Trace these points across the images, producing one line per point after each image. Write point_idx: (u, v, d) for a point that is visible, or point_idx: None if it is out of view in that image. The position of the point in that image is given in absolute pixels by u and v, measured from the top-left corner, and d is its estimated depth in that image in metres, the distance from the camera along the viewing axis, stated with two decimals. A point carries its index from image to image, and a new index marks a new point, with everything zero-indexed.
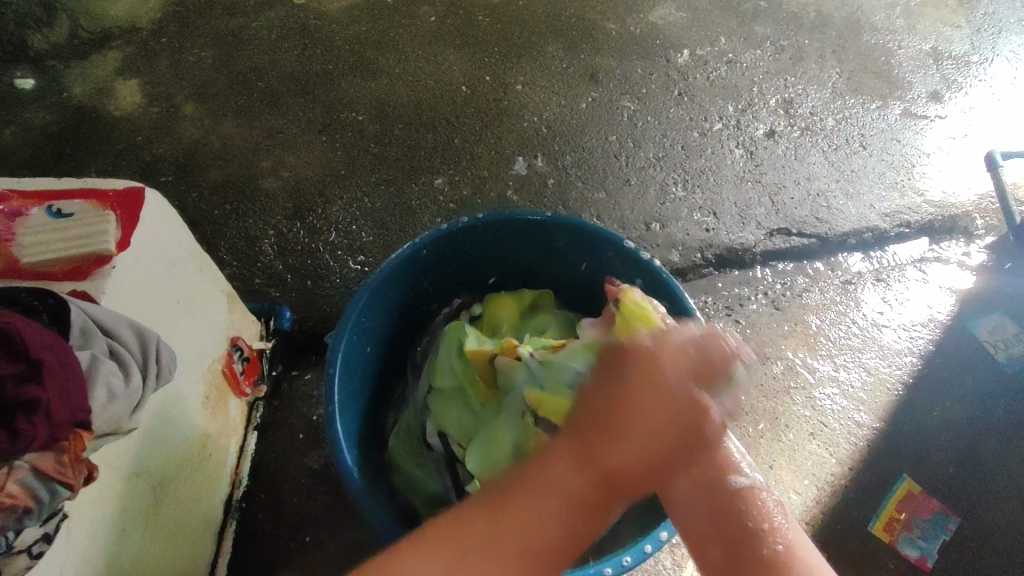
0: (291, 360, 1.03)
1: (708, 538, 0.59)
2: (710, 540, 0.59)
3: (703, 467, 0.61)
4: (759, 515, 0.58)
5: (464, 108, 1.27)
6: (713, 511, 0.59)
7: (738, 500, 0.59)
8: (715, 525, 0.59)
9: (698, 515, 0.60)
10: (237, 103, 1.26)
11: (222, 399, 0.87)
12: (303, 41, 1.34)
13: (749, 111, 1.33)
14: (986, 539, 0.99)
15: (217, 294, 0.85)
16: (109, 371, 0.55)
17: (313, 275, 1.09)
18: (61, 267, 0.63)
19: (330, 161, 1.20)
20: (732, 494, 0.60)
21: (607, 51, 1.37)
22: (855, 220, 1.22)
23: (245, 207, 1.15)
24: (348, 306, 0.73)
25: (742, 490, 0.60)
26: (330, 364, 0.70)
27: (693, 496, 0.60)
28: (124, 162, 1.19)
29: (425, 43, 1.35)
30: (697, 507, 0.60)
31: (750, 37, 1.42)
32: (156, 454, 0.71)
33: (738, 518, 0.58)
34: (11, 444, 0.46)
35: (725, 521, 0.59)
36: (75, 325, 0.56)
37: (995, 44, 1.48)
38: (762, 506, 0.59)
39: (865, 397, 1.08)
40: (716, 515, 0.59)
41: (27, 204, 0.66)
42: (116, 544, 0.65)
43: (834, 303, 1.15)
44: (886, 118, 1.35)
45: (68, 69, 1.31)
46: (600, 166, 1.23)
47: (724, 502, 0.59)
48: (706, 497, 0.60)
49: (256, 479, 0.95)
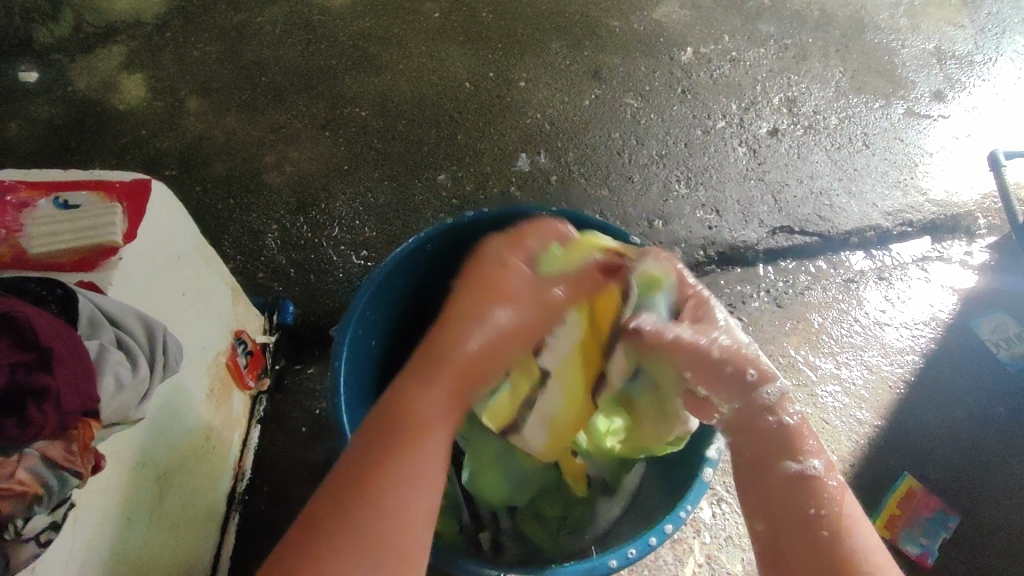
0: (295, 354, 1.04)
1: (759, 513, 0.56)
2: (761, 518, 0.56)
3: (763, 448, 0.58)
4: (814, 500, 0.54)
5: (467, 104, 1.27)
6: (766, 492, 0.56)
7: (799, 486, 0.55)
8: (770, 506, 0.55)
9: (755, 495, 0.57)
10: (241, 98, 1.26)
11: (226, 391, 0.87)
12: (307, 36, 1.34)
13: (752, 109, 1.33)
14: (987, 536, 0.99)
15: (222, 287, 0.85)
16: (117, 361, 0.55)
17: (316, 270, 1.09)
18: (69, 258, 0.63)
19: (333, 156, 1.20)
20: (786, 478, 0.56)
21: (611, 48, 1.37)
22: (858, 218, 1.22)
23: (248, 201, 1.15)
24: (353, 300, 0.73)
25: (796, 474, 0.55)
26: (336, 357, 0.71)
27: (750, 473, 0.58)
28: (128, 156, 1.19)
29: (428, 39, 1.35)
30: (752, 485, 0.58)
31: (753, 36, 1.42)
32: (161, 445, 0.71)
33: (792, 500, 0.55)
34: (20, 430, 0.47)
35: (777, 503, 0.55)
36: (82, 315, 0.56)
37: (999, 44, 1.48)
38: (821, 494, 0.54)
39: (866, 394, 1.08)
40: (770, 495, 0.56)
41: (33, 195, 0.66)
42: (121, 534, 0.65)
43: (836, 301, 1.15)
44: (889, 118, 1.35)
45: (72, 63, 1.31)
46: (603, 163, 1.23)
47: (779, 486, 0.56)
48: (762, 478, 0.57)
49: (259, 473, 0.95)
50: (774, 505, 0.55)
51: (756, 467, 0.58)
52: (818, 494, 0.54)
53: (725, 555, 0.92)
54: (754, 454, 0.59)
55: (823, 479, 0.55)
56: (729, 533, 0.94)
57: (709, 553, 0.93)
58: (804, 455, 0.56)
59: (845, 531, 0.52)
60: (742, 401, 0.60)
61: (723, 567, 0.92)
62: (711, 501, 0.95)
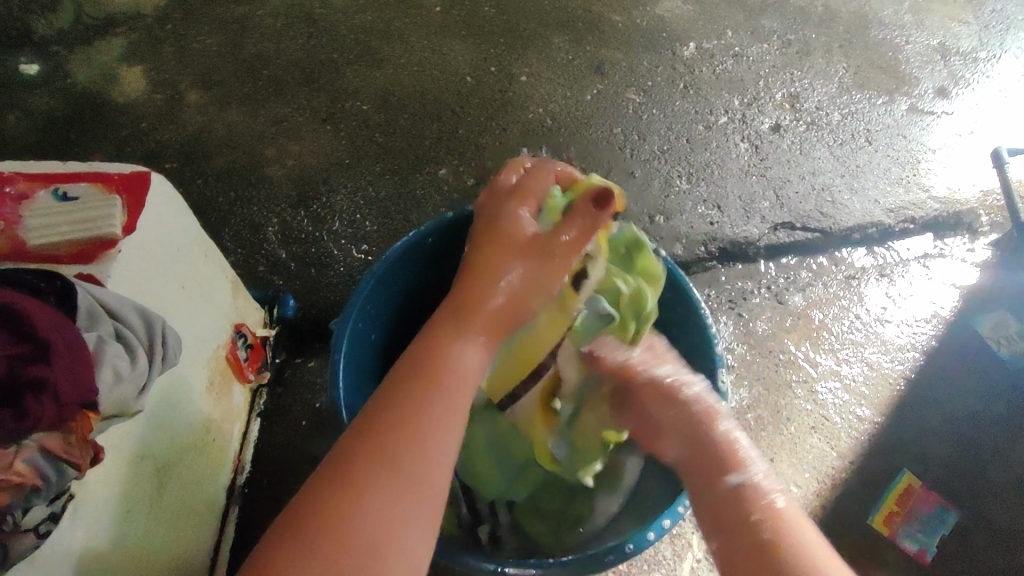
0: (295, 348, 1.04)
1: (712, 532, 0.56)
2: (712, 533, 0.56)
3: (710, 466, 0.60)
4: (762, 516, 0.54)
5: (469, 98, 1.27)
6: (711, 504, 0.57)
7: (743, 496, 0.56)
8: (715, 518, 0.56)
9: (706, 526, 0.57)
10: (242, 91, 1.26)
11: (226, 384, 0.87)
12: (308, 29, 1.34)
13: (755, 104, 1.32)
14: (986, 533, 0.99)
15: (222, 280, 0.85)
16: (116, 353, 0.55)
17: (316, 263, 1.09)
18: (68, 250, 0.63)
19: (334, 150, 1.20)
20: (727, 495, 0.57)
21: (613, 43, 1.36)
22: (860, 214, 1.22)
23: (249, 194, 1.15)
24: (354, 293, 0.73)
25: (739, 484, 0.57)
26: (335, 350, 0.71)
27: (700, 492, 0.59)
28: (128, 149, 1.19)
29: (430, 33, 1.34)
30: (703, 509, 0.58)
31: (757, 31, 1.42)
32: (161, 437, 0.71)
33: (739, 510, 0.55)
34: (19, 423, 0.47)
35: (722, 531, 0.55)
36: (81, 307, 0.56)
37: (1004, 41, 1.47)
38: (765, 506, 0.55)
39: (866, 391, 1.08)
40: (713, 518, 0.56)
41: (33, 186, 0.66)
42: (121, 526, 0.65)
43: (837, 297, 1.15)
44: (892, 114, 1.34)
45: (73, 55, 1.31)
46: (604, 159, 1.23)
47: (722, 501, 0.57)
48: (711, 496, 0.58)
49: (259, 466, 0.95)
50: (723, 521, 0.56)
51: (706, 492, 0.58)
52: (756, 499, 0.56)
53: None
54: (705, 471, 0.60)
55: (763, 491, 0.56)
56: None
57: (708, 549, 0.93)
58: (741, 468, 0.58)
59: (809, 545, 0.52)
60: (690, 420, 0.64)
61: None
62: None
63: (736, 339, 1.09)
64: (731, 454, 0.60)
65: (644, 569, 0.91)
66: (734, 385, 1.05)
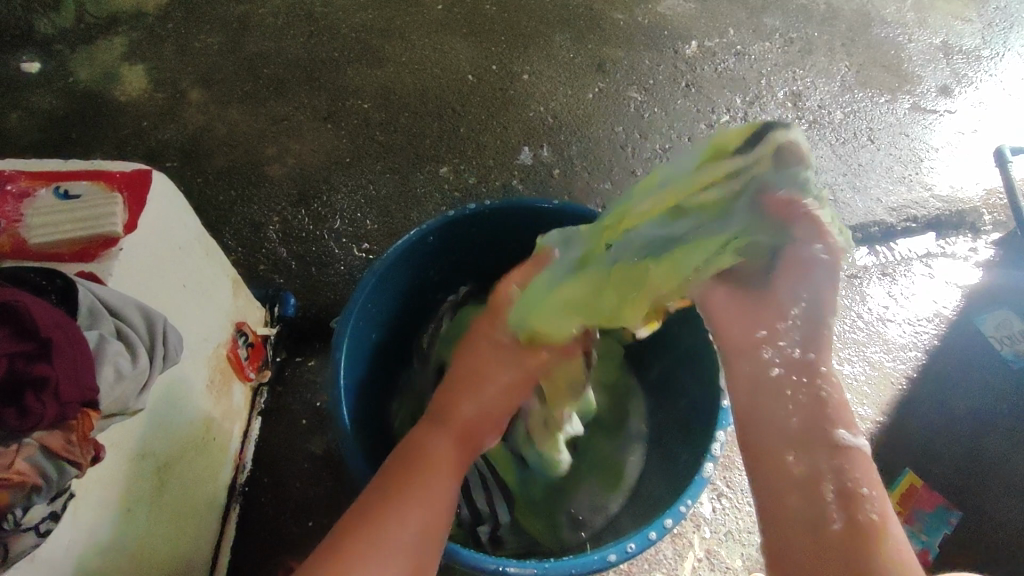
0: (296, 347, 1.03)
1: (790, 490, 0.54)
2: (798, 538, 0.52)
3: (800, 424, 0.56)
4: (866, 482, 0.53)
5: (470, 97, 1.27)
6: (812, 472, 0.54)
7: (846, 461, 0.54)
8: (800, 476, 0.54)
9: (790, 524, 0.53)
10: (243, 89, 1.26)
11: (227, 383, 0.87)
12: (309, 28, 1.34)
13: (757, 103, 1.32)
14: (987, 533, 0.99)
15: (223, 279, 0.85)
16: (117, 352, 0.55)
17: (317, 261, 1.09)
18: (69, 248, 0.63)
19: (335, 149, 1.20)
20: (830, 453, 0.54)
21: (615, 41, 1.36)
22: (862, 213, 1.22)
23: (249, 193, 1.15)
24: (354, 292, 0.73)
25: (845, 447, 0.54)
26: (335, 349, 0.71)
27: (799, 456, 0.55)
28: (129, 148, 1.19)
29: (431, 31, 1.34)
30: (793, 489, 0.54)
31: (759, 29, 1.41)
32: (161, 436, 0.71)
33: (826, 482, 0.53)
34: (20, 421, 0.47)
35: (808, 512, 0.52)
36: (82, 305, 0.56)
37: (1007, 39, 1.47)
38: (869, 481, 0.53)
39: (868, 391, 1.07)
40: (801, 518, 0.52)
41: (34, 184, 0.66)
42: (122, 525, 0.65)
43: (839, 296, 1.14)
44: (895, 112, 1.34)
45: (74, 53, 1.30)
46: (606, 157, 1.23)
47: (832, 465, 0.54)
48: (810, 472, 0.54)
49: (260, 465, 0.95)
50: (802, 480, 0.54)
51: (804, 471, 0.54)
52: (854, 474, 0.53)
53: (725, 549, 0.93)
54: (809, 421, 0.56)
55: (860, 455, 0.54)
56: (729, 528, 0.94)
57: (709, 548, 0.92)
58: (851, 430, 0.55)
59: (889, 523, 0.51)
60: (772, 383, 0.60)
61: (722, 562, 0.92)
62: (711, 496, 0.95)
63: None
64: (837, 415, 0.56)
65: (645, 568, 0.91)
66: None
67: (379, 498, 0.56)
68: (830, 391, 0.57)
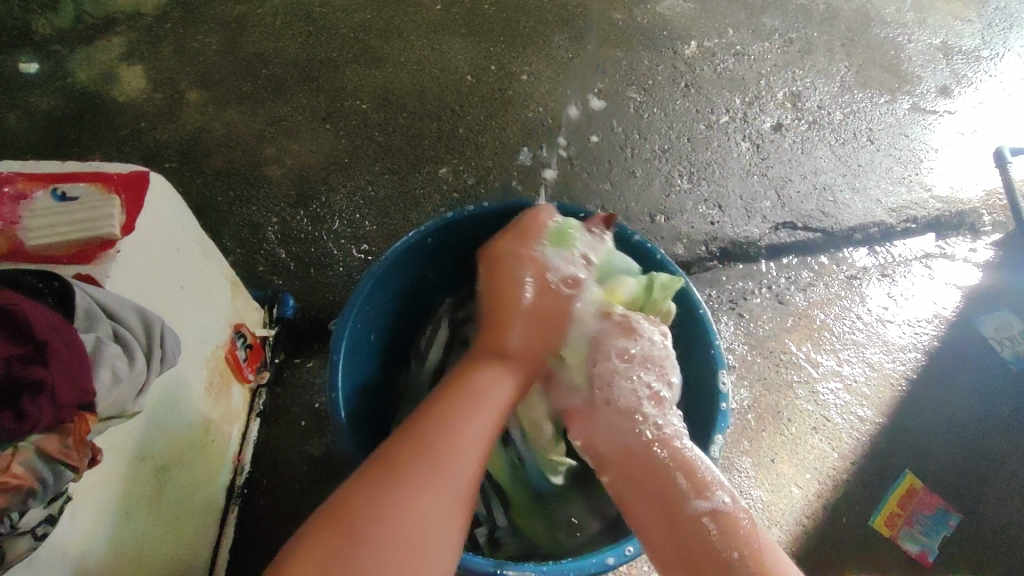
0: (294, 348, 1.03)
1: (674, 562, 0.55)
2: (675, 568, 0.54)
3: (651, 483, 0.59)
4: (733, 543, 0.53)
5: (469, 97, 1.26)
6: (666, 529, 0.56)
7: (709, 526, 0.55)
8: (677, 548, 0.55)
9: (677, 556, 0.55)
10: (241, 90, 1.26)
11: (225, 385, 0.87)
12: (308, 28, 1.33)
13: (756, 103, 1.32)
14: (987, 534, 0.99)
15: (221, 280, 0.85)
16: (114, 355, 0.55)
17: (316, 262, 1.09)
18: (66, 250, 0.63)
19: (334, 149, 1.19)
20: (694, 521, 0.55)
21: (614, 42, 1.36)
22: (862, 214, 1.21)
23: (248, 193, 1.14)
24: (353, 294, 0.73)
25: (706, 511, 0.55)
26: (334, 350, 0.71)
27: (657, 517, 0.57)
28: (127, 148, 1.19)
29: (430, 32, 1.34)
30: (663, 540, 0.56)
31: (758, 29, 1.41)
32: (159, 439, 0.71)
33: (704, 543, 0.54)
34: (16, 425, 0.46)
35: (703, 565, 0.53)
36: (79, 308, 0.55)
37: (1006, 39, 1.47)
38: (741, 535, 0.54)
39: (868, 392, 1.07)
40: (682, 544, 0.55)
41: (31, 186, 0.66)
42: (119, 528, 0.65)
43: (838, 297, 1.14)
44: (894, 113, 1.34)
45: (73, 54, 1.30)
46: (605, 158, 1.23)
47: (683, 525, 0.56)
48: (671, 524, 0.56)
49: (258, 467, 0.95)
50: (679, 548, 0.55)
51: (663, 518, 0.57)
52: (726, 524, 0.55)
53: None
54: (665, 492, 0.58)
55: (728, 514, 0.55)
56: None
57: None
58: (709, 492, 0.57)
59: (759, 558, 0.53)
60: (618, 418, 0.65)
61: None
62: None
63: (737, 339, 1.09)
64: (687, 475, 0.58)
65: (644, 570, 0.91)
66: (735, 385, 1.05)
67: (384, 478, 0.52)
68: (672, 460, 0.60)
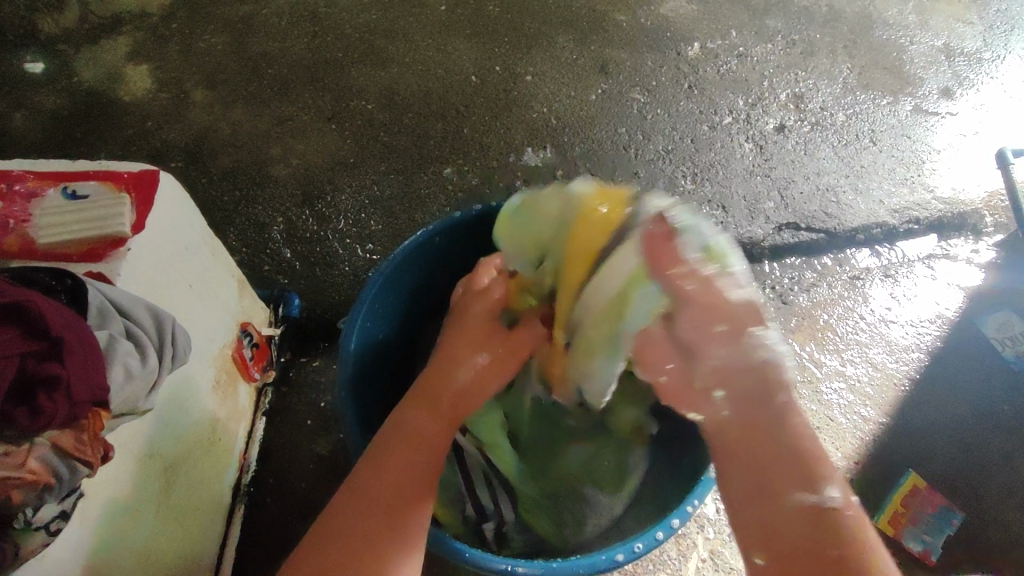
0: (300, 347, 1.04)
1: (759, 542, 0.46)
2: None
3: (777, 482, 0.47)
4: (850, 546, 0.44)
5: (473, 98, 1.27)
6: (760, 499, 0.47)
7: (815, 519, 0.45)
8: (780, 523, 0.46)
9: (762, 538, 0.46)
10: (247, 90, 1.26)
11: (231, 383, 0.87)
12: (313, 29, 1.34)
13: (759, 104, 1.32)
14: (990, 534, 0.99)
15: (228, 280, 0.85)
16: (126, 352, 0.55)
17: (322, 262, 1.09)
18: (77, 248, 0.63)
19: (339, 150, 1.20)
20: (801, 512, 0.45)
21: (618, 43, 1.36)
22: (865, 215, 1.22)
23: (254, 193, 1.15)
24: (361, 292, 0.74)
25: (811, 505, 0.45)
26: (343, 351, 0.71)
27: (746, 492, 0.48)
28: (133, 148, 1.19)
29: (435, 33, 1.35)
30: (775, 540, 0.45)
31: (761, 31, 1.42)
32: (168, 436, 0.71)
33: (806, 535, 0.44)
34: (31, 420, 0.47)
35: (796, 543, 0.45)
36: (92, 306, 0.56)
37: (1008, 41, 1.47)
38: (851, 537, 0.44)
39: (871, 392, 1.08)
40: (763, 526, 0.46)
41: (42, 185, 0.66)
42: (129, 526, 0.66)
43: (842, 298, 1.15)
44: (897, 114, 1.34)
45: (78, 54, 1.31)
46: (609, 159, 1.23)
47: (785, 517, 0.46)
48: (774, 506, 0.46)
49: (264, 465, 0.95)
50: (773, 518, 0.46)
51: (771, 511, 0.46)
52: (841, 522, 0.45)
53: (729, 550, 0.93)
54: (760, 475, 0.48)
55: (847, 515, 0.45)
56: None
57: (713, 548, 0.93)
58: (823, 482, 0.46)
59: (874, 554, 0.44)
60: (758, 412, 0.49)
61: (727, 562, 0.92)
62: (715, 496, 0.95)
63: None
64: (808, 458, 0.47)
65: (650, 569, 0.91)
66: None
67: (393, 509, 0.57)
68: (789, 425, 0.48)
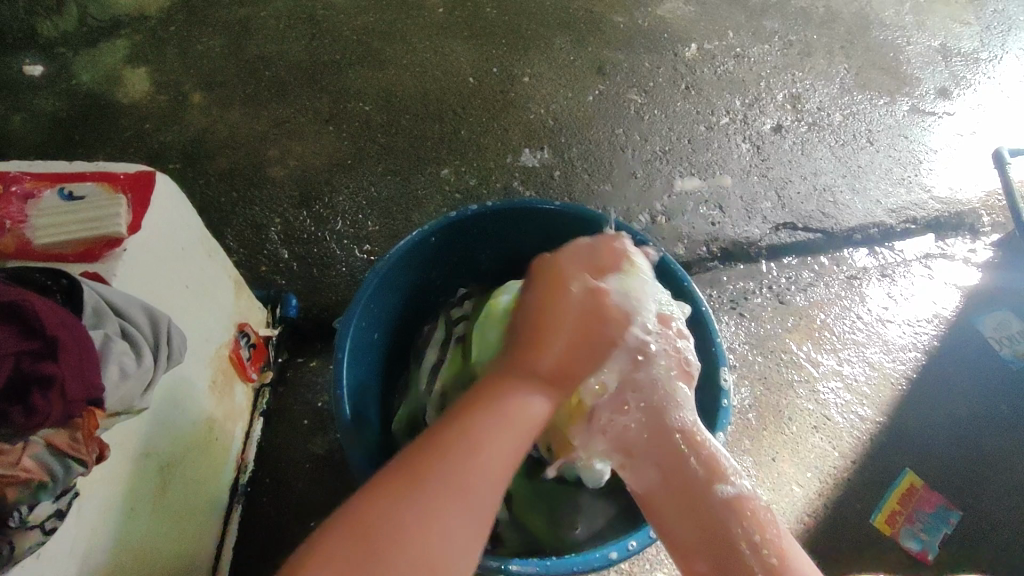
0: (297, 348, 1.04)
1: (694, 549, 0.59)
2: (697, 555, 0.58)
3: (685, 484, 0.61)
4: (755, 528, 0.58)
5: (471, 99, 1.27)
6: (681, 489, 0.61)
7: (731, 510, 0.59)
8: (695, 523, 0.59)
9: (692, 536, 0.59)
10: (245, 92, 1.26)
11: (228, 383, 0.88)
12: (311, 31, 1.34)
13: (756, 105, 1.32)
14: (988, 532, 0.99)
15: (225, 280, 0.85)
16: (121, 352, 0.56)
17: (319, 263, 1.09)
18: (74, 248, 0.64)
19: (337, 151, 1.20)
20: (718, 504, 0.59)
21: (615, 44, 1.37)
22: (862, 215, 1.22)
23: (251, 195, 1.15)
24: (357, 292, 0.74)
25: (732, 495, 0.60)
26: (339, 349, 0.71)
27: (676, 502, 0.61)
28: (132, 150, 1.20)
29: (432, 34, 1.35)
30: (686, 525, 0.60)
31: (758, 32, 1.42)
32: (163, 436, 0.71)
33: (725, 527, 0.58)
34: (26, 419, 0.47)
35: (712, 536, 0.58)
36: (87, 305, 0.56)
37: (1005, 41, 1.47)
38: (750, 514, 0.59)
39: (868, 391, 1.08)
40: (684, 506, 0.60)
41: (38, 185, 0.66)
42: (125, 525, 0.66)
43: (839, 298, 1.15)
44: (893, 114, 1.35)
45: (77, 56, 1.31)
46: (606, 159, 1.23)
47: (710, 513, 0.59)
48: (694, 505, 0.60)
49: (261, 465, 0.95)
50: (688, 515, 0.60)
51: (690, 497, 0.61)
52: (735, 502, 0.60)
53: None
54: (682, 484, 0.61)
55: (748, 501, 0.60)
56: None
57: None
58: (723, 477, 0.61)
59: (785, 552, 0.57)
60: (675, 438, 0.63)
61: None
62: None
63: (737, 339, 1.09)
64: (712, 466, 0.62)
65: (646, 568, 0.91)
66: (736, 385, 1.05)
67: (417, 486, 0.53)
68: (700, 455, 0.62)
